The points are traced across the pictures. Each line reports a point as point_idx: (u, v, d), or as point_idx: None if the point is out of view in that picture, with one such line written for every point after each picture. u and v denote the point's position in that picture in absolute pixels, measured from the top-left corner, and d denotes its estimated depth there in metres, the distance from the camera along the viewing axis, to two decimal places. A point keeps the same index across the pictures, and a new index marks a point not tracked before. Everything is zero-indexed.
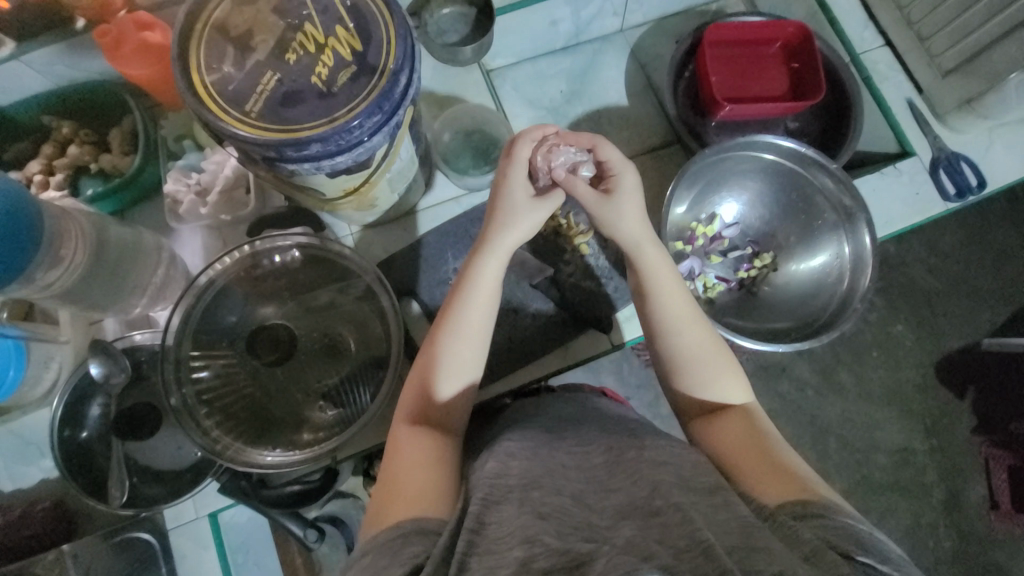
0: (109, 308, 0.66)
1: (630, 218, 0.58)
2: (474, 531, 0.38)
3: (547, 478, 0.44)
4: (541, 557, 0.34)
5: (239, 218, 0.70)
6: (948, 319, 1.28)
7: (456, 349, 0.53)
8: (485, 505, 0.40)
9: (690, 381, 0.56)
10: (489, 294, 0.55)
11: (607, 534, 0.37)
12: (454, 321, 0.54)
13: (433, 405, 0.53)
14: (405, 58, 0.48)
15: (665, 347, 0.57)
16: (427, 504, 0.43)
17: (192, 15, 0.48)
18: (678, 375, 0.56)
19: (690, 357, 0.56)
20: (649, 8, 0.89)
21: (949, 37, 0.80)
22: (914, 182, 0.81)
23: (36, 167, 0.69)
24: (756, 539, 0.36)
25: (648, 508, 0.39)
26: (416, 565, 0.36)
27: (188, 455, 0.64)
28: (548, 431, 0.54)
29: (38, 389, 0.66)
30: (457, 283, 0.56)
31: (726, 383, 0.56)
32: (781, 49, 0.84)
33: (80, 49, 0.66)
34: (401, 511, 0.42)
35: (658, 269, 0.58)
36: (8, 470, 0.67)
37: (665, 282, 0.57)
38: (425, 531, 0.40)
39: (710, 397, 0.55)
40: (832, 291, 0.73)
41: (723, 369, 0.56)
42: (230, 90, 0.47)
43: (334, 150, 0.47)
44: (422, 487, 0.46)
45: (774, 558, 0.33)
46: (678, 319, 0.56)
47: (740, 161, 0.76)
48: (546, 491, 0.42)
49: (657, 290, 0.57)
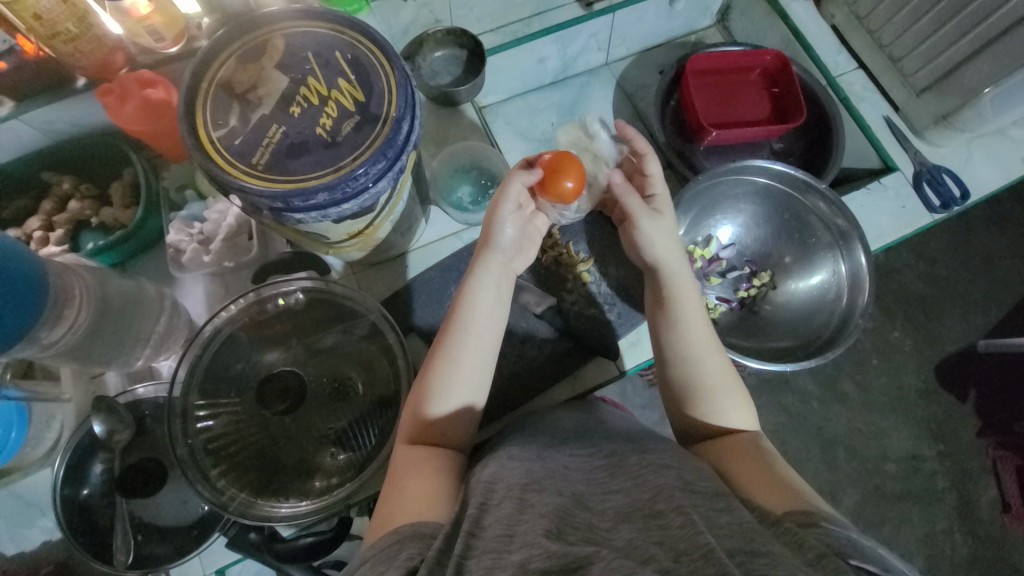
0: (112, 362, 0.65)
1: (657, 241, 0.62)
2: (471, 531, 0.37)
3: (548, 479, 0.44)
4: (538, 559, 0.33)
5: (242, 265, 0.71)
6: (943, 323, 1.30)
7: (466, 361, 0.53)
8: (484, 507, 0.40)
9: (703, 391, 0.56)
10: (496, 318, 0.56)
11: (606, 536, 0.37)
12: (459, 343, 0.54)
13: (434, 429, 0.52)
14: (407, 106, 0.49)
15: (676, 352, 0.58)
16: (428, 511, 0.42)
17: (198, 73, 0.49)
18: (688, 383, 0.56)
19: (705, 384, 0.56)
20: (632, 41, 0.93)
21: (921, 57, 0.83)
22: (899, 196, 0.83)
23: (36, 223, 0.69)
24: (757, 544, 0.35)
25: (648, 511, 0.39)
26: (410, 568, 0.35)
27: (194, 510, 0.62)
28: (551, 442, 0.53)
29: (40, 448, 0.65)
30: (458, 309, 0.55)
31: (735, 405, 0.56)
32: (761, 75, 0.87)
33: (80, 105, 0.67)
34: (402, 517, 0.41)
35: (682, 290, 0.60)
36: (9, 533, 0.65)
37: (687, 303, 0.60)
38: (423, 534, 0.39)
39: (723, 422, 0.55)
40: (832, 308, 0.75)
41: (738, 395, 0.56)
42: (236, 144, 0.48)
43: (340, 197, 0.48)
44: (423, 495, 0.44)
45: (775, 564, 0.33)
46: (696, 347, 0.57)
47: (734, 186, 0.78)
48: (546, 492, 0.41)
49: (680, 317, 0.59)
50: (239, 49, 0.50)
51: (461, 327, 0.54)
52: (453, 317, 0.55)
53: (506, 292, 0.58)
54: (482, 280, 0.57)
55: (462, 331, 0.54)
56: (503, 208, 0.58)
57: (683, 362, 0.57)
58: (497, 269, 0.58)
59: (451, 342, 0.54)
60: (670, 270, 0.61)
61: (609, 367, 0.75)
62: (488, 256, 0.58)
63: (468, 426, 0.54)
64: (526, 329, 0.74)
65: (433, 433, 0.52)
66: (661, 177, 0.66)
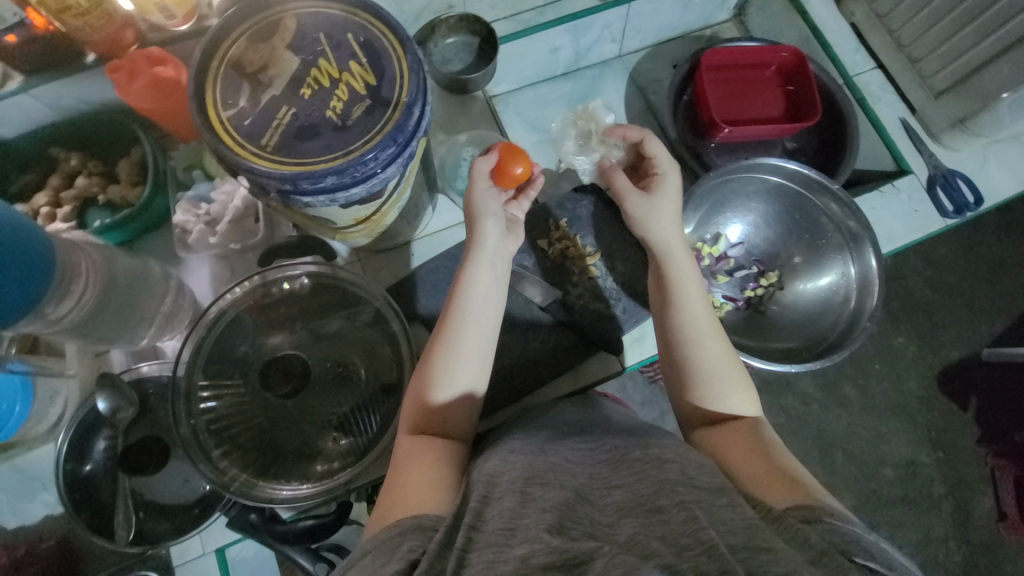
0: (118, 340, 0.65)
1: (665, 223, 0.65)
2: (473, 525, 0.37)
3: (551, 473, 0.44)
4: (540, 554, 0.33)
5: (249, 247, 0.70)
6: (948, 330, 1.29)
7: (469, 344, 0.54)
8: (486, 500, 0.40)
9: (703, 373, 0.56)
10: (494, 306, 0.57)
11: (608, 531, 0.37)
12: (458, 327, 0.54)
13: (433, 418, 0.52)
14: (418, 92, 0.49)
15: (678, 333, 0.59)
16: (428, 503, 0.42)
17: (209, 52, 0.49)
18: (689, 364, 0.57)
19: (705, 366, 0.56)
20: (647, 34, 0.92)
21: (942, 58, 0.82)
22: (912, 200, 0.82)
23: (43, 199, 0.69)
24: (760, 540, 0.35)
25: (650, 506, 0.39)
26: (411, 561, 0.35)
27: (195, 489, 0.62)
28: (552, 435, 0.53)
29: (44, 424, 0.65)
30: (452, 295, 0.56)
31: (736, 392, 0.56)
32: (776, 73, 0.86)
33: (89, 82, 0.66)
34: (403, 509, 0.41)
35: (684, 267, 0.63)
36: (10, 506, 0.66)
37: (689, 283, 0.62)
38: (424, 526, 0.39)
39: (721, 408, 0.55)
40: (840, 309, 0.74)
41: (738, 380, 0.56)
42: (246, 125, 0.48)
43: (348, 182, 0.48)
44: (422, 487, 0.44)
45: (780, 561, 0.33)
46: (699, 327, 0.59)
47: (746, 184, 0.78)
48: (546, 486, 0.42)
49: (682, 294, 0.61)
50: (250, 28, 0.50)
51: (460, 312, 0.55)
52: (451, 302, 0.56)
53: (503, 277, 0.60)
54: (477, 265, 0.58)
55: (458, 318, 0.55)
56: (476, 188, 0.62)
57: (687, 342, 0.58)
58: (493, 254, 0.59)
59: (449, 332, 0.54)
60: (663, 249, 0.64)
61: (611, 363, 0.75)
62: (481, 236, 0.60)
63: (466, 417, 0.54)
64: (531, 321, 0.74)
65: (431, 423, 0.52)
66: (666, 158, 0.69)
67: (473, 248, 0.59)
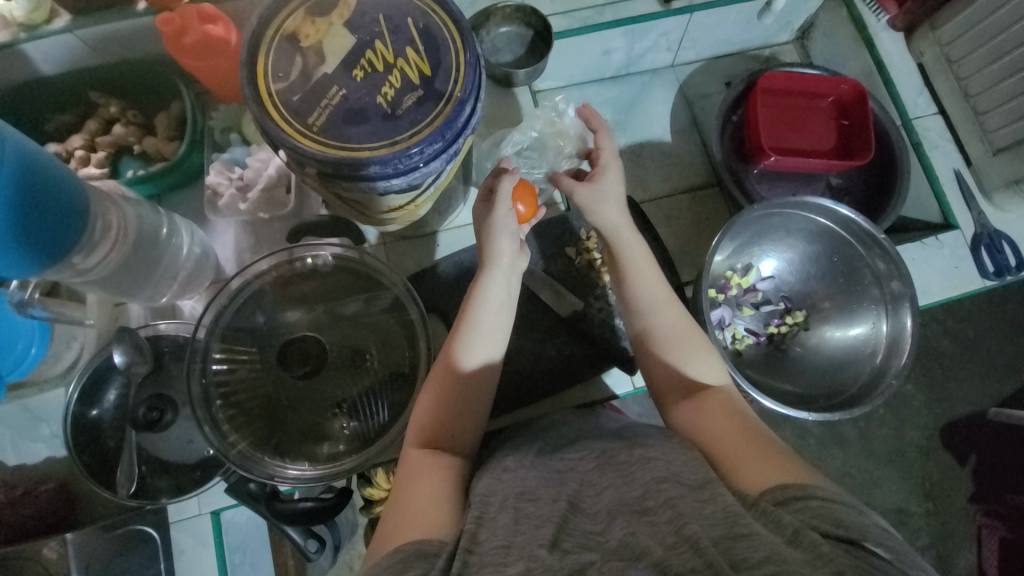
0: (139, 295, 0.65)
1: (610, 204, 0.64)
2: (469, 546, 0.37)
3: (543, 489, 0.44)
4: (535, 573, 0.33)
5: (277, 217, 0.70)
6: (959, 384, 1.25)
7: (478, 355, 0.55)
8: (481, 520, 0.40)
9: (666, 335, 0.58)
10: (506, 309, 0.58)
11: (599, 539, 0.37)
12: (469, 332, 0.55)
13: (440, 430, 0.52)
14: (473, 88, 0.47)
15: (634, 306, 0.60)
16: (431, 525, 0.41)
17: (265, 20, 0.48)
18: (653, 335, 0.58)
19: (666, 333, 0.58)
20: (703, 46, 0.89)
21: (1005, 116, 0.79)
22: (953, 255, 0.80)
23: (78, 142, 0.69)
24: (739, 526, 0.35)
25: (637, 507, 0.39)
26: None
27: (198, 451, 0.63)
28: (549, 448, 0.53)
29: (59, 365, 0.67)
30: (467, 301, 0.57)
31: (702, 362, 0.56)
32: (833, 104, 0.83)
33: (139, 31, 0.66)
34: (406, 533, 0.41)
35: (632, 244, 0.63)
36: (13, 444, 0.67)
37: (636, 259, 0.62)
38: (426, 553, 0.38)
39: (689, 376, 0.56)
40: (865, 363, 0.72)
41: (701, 349, 0.57)
42: (295, 101, 0.46)
43: (391, 173, 0.47)
44: (425, 506, 0.44)
45: (756, 546, 0.33)
46: (652, 299, 0.60)
47: (789, 221, 0.76)
48: (538, 503, 0.41)
49: (631, 268, 0.62)
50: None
51: (472, 321, 0.56)
52: (467, 310, 0.57)
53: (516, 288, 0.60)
54: (490, 275, 0.58)
55: (471, 325, 0.56)
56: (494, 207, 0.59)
57: (640, 311, 0.60)
58: (507, 262, 0.59)
59: (461, 337, 0.55)
60: (612, 231, 0.64)
61: (625, 382, 0.74)
62: (493, 246, 0.59)
63: (467, 428, 0.53)
64: (548, 330, 0.73)
65: (438, 435, 0.52)
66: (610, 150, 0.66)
67: (484, 254, 0.59)
